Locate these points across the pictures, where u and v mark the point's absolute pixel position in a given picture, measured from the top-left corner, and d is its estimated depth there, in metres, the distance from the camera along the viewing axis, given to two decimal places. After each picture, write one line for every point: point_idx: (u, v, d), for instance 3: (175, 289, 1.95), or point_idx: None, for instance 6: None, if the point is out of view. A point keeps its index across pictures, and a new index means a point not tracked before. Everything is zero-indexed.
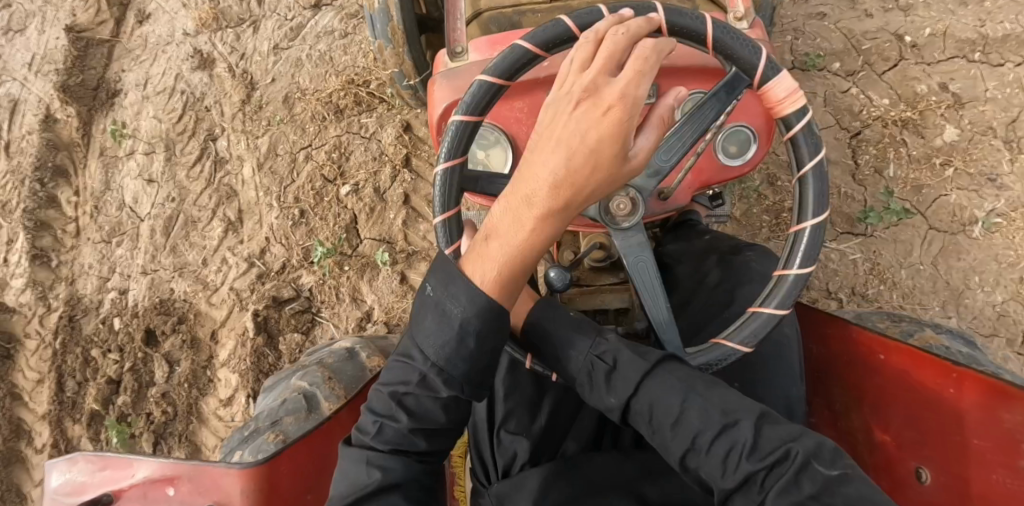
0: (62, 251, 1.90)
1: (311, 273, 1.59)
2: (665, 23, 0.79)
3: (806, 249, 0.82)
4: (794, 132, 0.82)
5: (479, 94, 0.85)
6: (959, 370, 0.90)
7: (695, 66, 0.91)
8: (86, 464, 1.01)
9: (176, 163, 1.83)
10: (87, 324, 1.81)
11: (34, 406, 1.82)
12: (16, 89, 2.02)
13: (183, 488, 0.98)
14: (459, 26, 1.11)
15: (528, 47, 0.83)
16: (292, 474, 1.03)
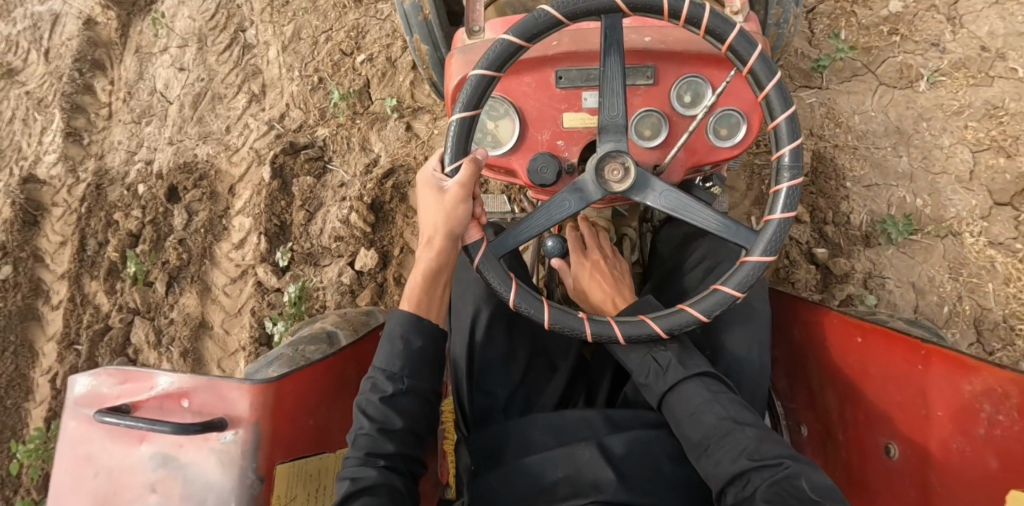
0: (94, 132, 2.07)
1: (326, 127, 1.76)
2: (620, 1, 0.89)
3: (786, 199, 0.92)
4: (765, 90, 0.90)
5: (472, 90, 0.94)
6: (928, 348, 0.99)
7: (686, 53, 1.04)
8: (107, 377, 1.03)
9: (206, 51, 2.00)
10: (112, 191, 1.95)
11: (54, 267, 1.93)
12: (58, 6, 2.27)
13: (197, 401, 1.02)
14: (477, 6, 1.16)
15: (510, 39, 0.91)
16: (296, 397, 1.09)
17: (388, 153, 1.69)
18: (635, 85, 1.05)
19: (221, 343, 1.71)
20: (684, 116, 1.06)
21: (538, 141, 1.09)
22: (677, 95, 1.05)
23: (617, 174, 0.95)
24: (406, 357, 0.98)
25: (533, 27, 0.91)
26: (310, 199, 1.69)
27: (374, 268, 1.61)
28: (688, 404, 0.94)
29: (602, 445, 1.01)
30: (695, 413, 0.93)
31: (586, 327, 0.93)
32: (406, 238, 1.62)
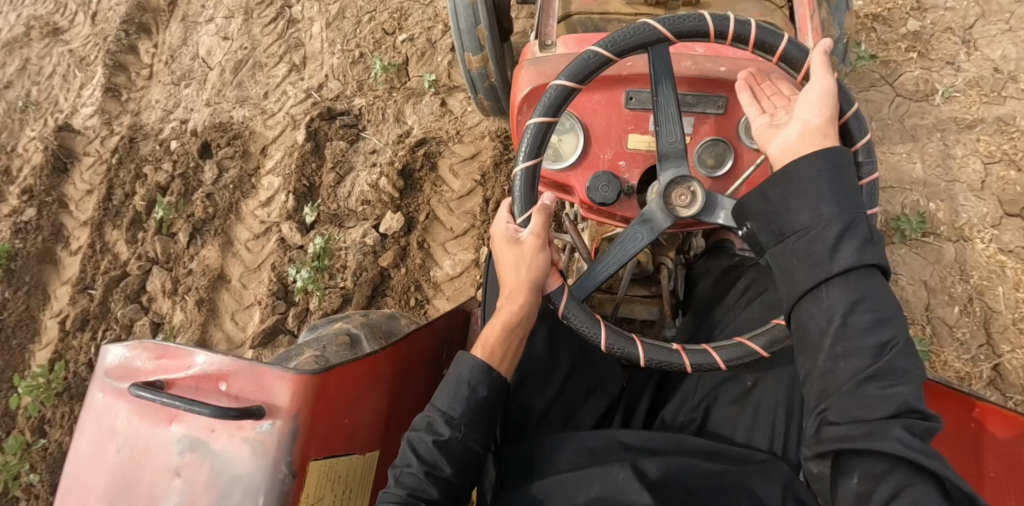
0: (132, 90, 2.15)
1: (363, 97, 1.80)
2: (669, 32, 0.91)
3: (867, 199, 0.88)
4: (843, 119, 0.90)
5: (533, 138, 0.96)
6: (983, 406, 0.93)
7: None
8: (145, 351, 0.99)
9: (252, 24, 2.11)
10: (145, 145, 2.02)
11: (78, 213, 2.00)
12: None
13: (235, 386, 0.96)
14: (550, 23, 1.24)
15: (563, 85, 0.93)
16: (338, 390, 1.01)
17: (422, 126, 1.73)
18: (705, 113, 1.05)
19: (236, 297, 1.72)
20: (751, 149, 1.05)
21: (600, 161, 1.10)
22: (746, 127, 1.04)
23: (685, 198, 0.94)
24: (468, 405, 0.95)
25: (591, 65, 0.93)
26: (341, 161, 1.71)
27: (398, 231, 1.63)
28: (806, 194, 0.74)
29: (637, 466, 0.94)
30: (799, 226, 0.74)
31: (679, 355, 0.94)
32: (432, 205, 1.65)
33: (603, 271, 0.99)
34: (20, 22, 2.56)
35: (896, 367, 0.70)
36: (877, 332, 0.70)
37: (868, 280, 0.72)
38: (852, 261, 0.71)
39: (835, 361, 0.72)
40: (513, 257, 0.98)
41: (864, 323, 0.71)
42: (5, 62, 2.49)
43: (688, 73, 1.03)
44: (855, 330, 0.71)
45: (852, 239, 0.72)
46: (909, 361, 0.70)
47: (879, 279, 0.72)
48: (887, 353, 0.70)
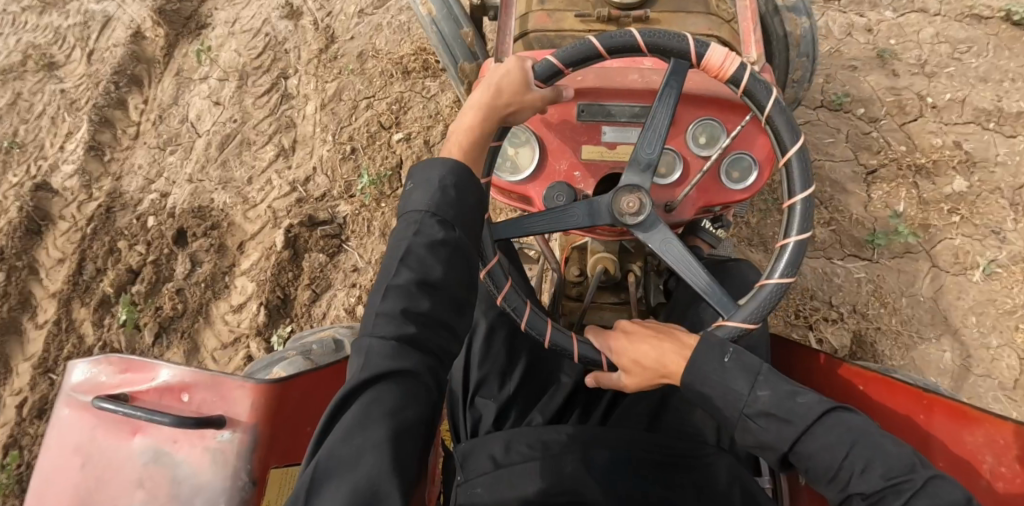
0: (116, 149, 2.03)
1: (349, 203, 1.69)
2: (601, 46, 0.98)
3: (800, 222, 0.96)
4: (788, 155, 0.97)
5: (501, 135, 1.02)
6: (930, 397, 0.96)
7: (703, 97, 1.11)
8: (108, 366, 1.02)
9: (245, 92, 1.98)
10: (122, 217, 1.91)
11: (48, 283, 1.89)
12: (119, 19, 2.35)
13: (197, 397, 1.01)
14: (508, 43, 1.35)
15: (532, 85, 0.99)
16: (299, 400, 1.06)
17: None
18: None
19: None
20: (699, 156, 1.14)
21: (557, 172, 1.15)
22: (693, 137, 1.13)
23: (634, 206, 1.00)
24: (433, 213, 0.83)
25: (548, 76, 1.00)
26: (318, 277, 1.61)
27: None
28: (732, 387, 0.84)
29: (585, 462, 1.02)
30: (736, 419, 0.84)
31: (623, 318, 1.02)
32: None
33: (534, 226, 1.05)
34: (15, 49, 2.44)
35: (880, 485, 0.75)
36: (857, 478, 0.77)
37: (819, 430, 0.79)
38: (790, 438, 0.80)
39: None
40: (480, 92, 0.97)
41: (831, 474, 0.78)
42: None
43: (635, 86, 1.11)
44: (822, 471, 0.79)
45: (771, 417, 0.81)
46: (907, 479, 0.74)
47: (834, 418, 0.80)
48: (873, 491, 0.75)
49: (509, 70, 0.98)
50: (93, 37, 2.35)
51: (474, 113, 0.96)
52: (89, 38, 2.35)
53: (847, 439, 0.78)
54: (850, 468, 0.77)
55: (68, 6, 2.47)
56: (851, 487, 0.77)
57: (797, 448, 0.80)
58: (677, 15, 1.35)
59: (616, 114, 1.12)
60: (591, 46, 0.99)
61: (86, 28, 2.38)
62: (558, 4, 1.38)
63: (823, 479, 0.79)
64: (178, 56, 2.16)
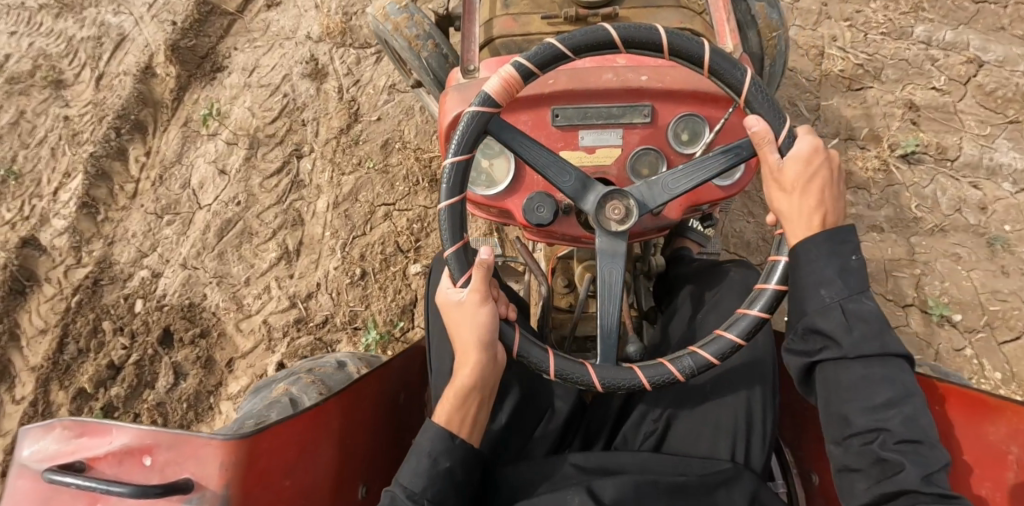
0: (111, 207, 1.85)
1: (350, 342, 1.53)
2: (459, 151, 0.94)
3: (761, 107, 0.93)
4: (746, 95, 0.94)
5: (451, 217, 0.95)
6: (946, 387, 0.93)
7: (682, 92, 1.04)
8: (61, 431, 0.89)
9: (252, 167, 1.75)
10: (110, 293, 1.76)
11: (29, 354, 1.76)
12: (135, 42, 2.16)
13: (161, 459, 0.88)
14: (471, 48, 1.23)
15: (450, 206, 0.94)
16: (275, 450, 0.94)
17: None
18: (632, 124, 1.05)
19: None
20: (682, 155, 1.07)
21: (535, 182, 1.11)
22: (675, 133, 1.06)
23: (620, 213, 0.97)
24: (431, 477, 0.91)
25: (514, 78, 0.94)
26: None
27: None
28: (820, 279, 0.85)
29: (591, 490, 0.93)
30: (811, 316, 0.85)
31: (677, 368, 0.92)
32: None
33: (611, 318, 0.99)
34: (24, 55, 2.26)
35: (888, 436, 0.80)
36: (890, 416, 0.80)
37: (878, 365, 0.82)
38: (864, 350, 0.82)
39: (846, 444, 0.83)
40: (464, 322, 0.96)
41: (874, 404, 0.81)
42: None
43: (611, 86, 1.03)
44: (857, 417, 0.82)
45: (853, 324, 0.83)
46: (917, 445, 0.79)
47: (899, 366, 0.83)
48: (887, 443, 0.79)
49: (450, 320, 0.98)
50: (105, 59, 2.16)
51: (468, 361, 0.96)
52: (103, 58, 2.16)
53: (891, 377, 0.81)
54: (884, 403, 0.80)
55: (84, 15, 2.27)
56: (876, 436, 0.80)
57: (841, 371, 0.83)
58: (646, 10, 1.31)
59: (592, 115, 1.04)
60: (449, 208, 0.94)
61: (100, 47, 2.18)
62: (524, 8, 1.36)
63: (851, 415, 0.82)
64: (188, 102, 1.95)
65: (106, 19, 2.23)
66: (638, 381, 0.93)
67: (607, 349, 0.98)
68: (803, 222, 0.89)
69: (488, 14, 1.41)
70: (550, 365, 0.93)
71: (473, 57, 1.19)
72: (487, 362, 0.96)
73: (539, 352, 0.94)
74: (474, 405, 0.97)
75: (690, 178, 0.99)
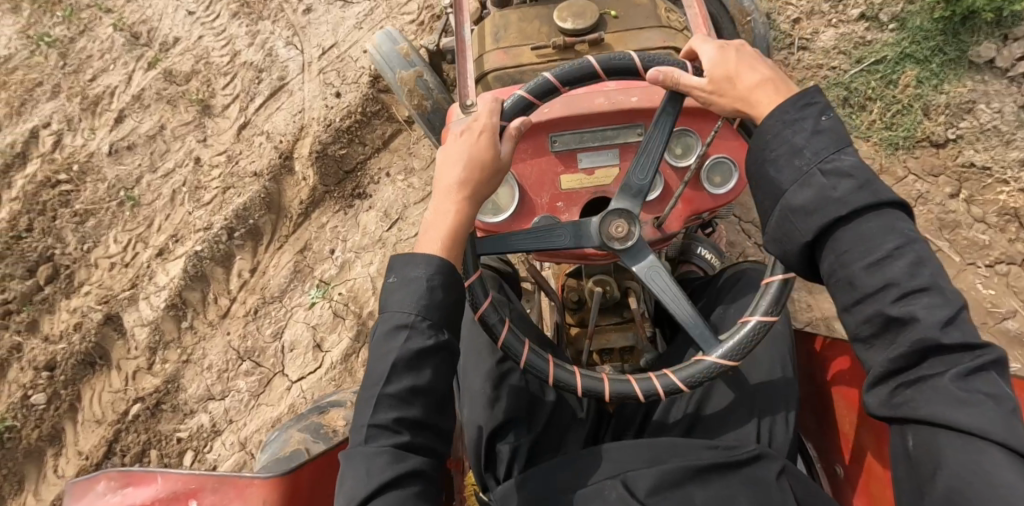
0: (199, 316, 1.65)
1: None
2: (557, 77, 1.03)
3: None
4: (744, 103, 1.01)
5: (514, 105, 1.03)
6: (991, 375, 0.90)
7: (671, 113, 1.16)
8: (107, 483, 0.99)
9: (349, 369, 1.51)
10: (168, 421, 1.60)
11: (81, 435, 1.68)
12: (292, 97, 1.86)
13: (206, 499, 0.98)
14: (467, 83, 1.27)
15: (511, 103, 1.03)
16: (311, 480, 1.05)
17: None
18: (628, 142, 1.17)
19: None
20: (676, 168, 1.16)
21: (540, 206, 1.17)
22: (668, 149, 1.16)
23: (623, 230, 1.02)
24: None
25: (541, 87, 1.03)
26: None
27: None
28: (795, 148, 0.78)
29: (625, 481, 0.88)
30: (790, 191, 0.78)
31: (678, 380, 1.00)
32: None
33: (523, 241, 1.05)
34: (190, 54, 2.07)
35: (890, 293, 0.71)
36: (895, 262, 0.71)
37: (870, 220, 0.73)
38: (855, 205, 0.73)
39: (852, 311, 0.74)
40: (461, 147, 0.97)
41: (874, 259, 0.72)
42: (148, 104, 2.03)
43: (603, 110, 1.15)
44: (862, 280, 0.72)
45: (841, 183, 0.75)
46: (927, 294, 0.69)
47: (897, 216, 0.74)
48: (891, 298, 0.70)
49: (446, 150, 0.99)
50: (257, 103, 1.89)
51: (451, 205, 0.93)
52: (256, 100, 1.90)
53: (908, 236, 0.72)
54: (887, 254, 0.72)
55: (259, 32, 2.02)
56: (877, 294, 0.71)
57: (834, 237, 0.75)
58: (632, 33, 1.43)
59: (586, 138, 1.17)
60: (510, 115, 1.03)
61: (258, 82, 1.93)
62: (512, 40, 1.45)
63: (852, 268, 0.73)
64: (315, 222, 1.64)
65: (276, 49, 1.97)
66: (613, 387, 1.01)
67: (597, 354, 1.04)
68: (772, 89, 0.88)
69: (479, 45, 1.49)
70: (550, 373, 1.02)
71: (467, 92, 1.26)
72: (477, 203, 0.96)
73: (513, 340, 1.02)
74: (464, 245, 0.93)
75: (682, 263, 1.06)
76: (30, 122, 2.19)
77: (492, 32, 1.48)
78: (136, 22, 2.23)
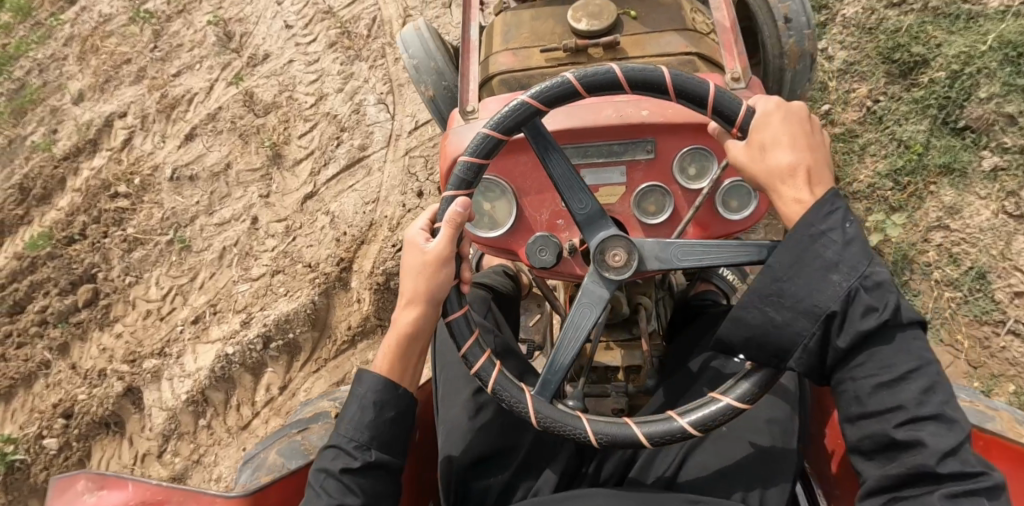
0: (218, 418, 1.50)
1: None
2: (575, 82, 0.77)
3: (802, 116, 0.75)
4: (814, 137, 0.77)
5: (514, 111, 0.79)
6: (989, 439, 0.82)
7: (688, 125, 0.88)
8: (85, 483, 0.87)
9: None
10: None
11: None
12: (367, 176, 1.61)
13: None
14: (474, 90, 1.08)
15: (490, 125, 0.79)
16: None
17: None
18: (635, 160, 0.90)
19: None
20: (687, 191, 0.90)
21: (539, 223, 0.93)
22: (681, 167, 0.89)
23: (620, 261, 0.78)
24: (375, 427, 0.82)
25: (554, 94, 0.78)
26: None
27: None
28: (834, 265, 0.67)
29: None
30: (837, 317, 0.66)
31: (642, 431, 0.75)
32: None
33: (563, 358, 0.80)
34: (277, 83, 1.86)
35: (897, 415, 0.65)
36: (908, 387, 0.65)
37: (890, 341, 0.67)
38: (886, 321, 0.65)
39: (853, 423, 0.69)
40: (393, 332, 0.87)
41: (890, 380, 0.65)
42: (221, 130, 1.84)
43: (615, 124, 0.88)
44: (869, 398, 0.67)
45: (868, 313, 0.66)
46: (937, 421, 0.64)
47: (917, 335, 0.67)
48: (897, 423, 0.65)
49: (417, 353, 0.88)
50: (329, 173, 1.65)
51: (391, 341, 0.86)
52: (329, 167, 1.66)
53: (928, 358, 0.66)
54: (901, 380, 0.65)
55: (352, 77, 1.78)
56: (882, 415, 0.66)
57: (852, 358, 0.68)
58: (651, 35, 1.12)
59: (591, 152, 0.90)
60: (451, 200, 0.81)
61: (336, 142, 1.68)
62: (523, 41, 1.18)
63: (860, 395, 0.67)
64: (360, 354, 1.46)
65: (365, 105, 1.72)
66: (523, 409, 0.78)
67: (542, 387, 0.80)
68: (799, 185, 0.72)
69: (489, 49, 1.24)
70: (491, 377, 0.79)
71: (472, 100, 1.05)
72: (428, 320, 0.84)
73: (462, 324, 0.81)
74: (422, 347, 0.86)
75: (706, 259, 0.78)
76: (108, 104, 2.12)
77: (502, 31, 1.22)
78: (232, 21, 2.05)
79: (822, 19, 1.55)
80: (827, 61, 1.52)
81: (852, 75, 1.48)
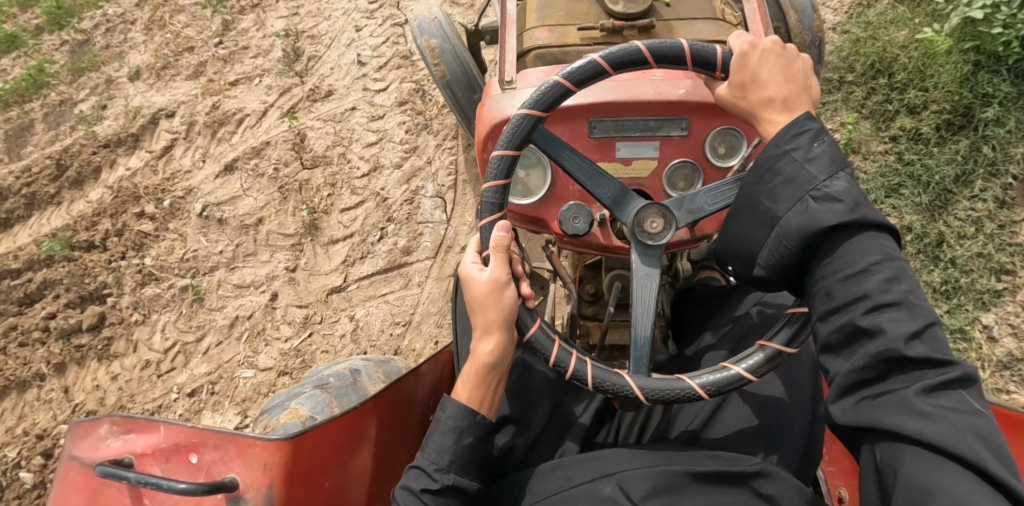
0: None
1: None
2: (569, 81, 0.76)
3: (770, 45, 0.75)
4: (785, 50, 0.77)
5: (519, 125, 0.78)
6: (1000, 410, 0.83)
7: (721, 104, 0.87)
8: (108, 424, 0.80)
9: None
10: None
11: None
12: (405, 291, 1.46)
13: (207, 459, 0.79)
14: (506, 59, 1.01)
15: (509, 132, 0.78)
16: (315, 456, 0.82)
17: None
18: (669, 136, 0.88)
19: None
20: (718, 170, 0.90)
21: (570, 194, 0.91)
22: (711, 146, 0.88)
23: (658, 228, 0.79)
24: (456, 451, 0.76)
25: (586, 72, 0.76)
26: None
27: None
28: (798, 177, 0.66)
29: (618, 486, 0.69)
30: (789, 223, 0.66)
31: (697, 383, 0.73)
32: None
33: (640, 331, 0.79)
34: (332, 132, 1.64)
35: (861, 303, 0.60)
36: (874, 277, 0.61)
37: (852, 239, 0.63)
38: (841, 220, 0.62)
39: (821, 325, 0.64)
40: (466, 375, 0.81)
41: (851, 272, 0.61)
42: (262, 172, 1.65)
43: (652, 100, 0.86)
44: (836, 290, 0.62)
45: (830, 211, 0.63)
46: (897, 307, 0.59)
47: (881, 234, 0.63)
48: (861, 310, 0.60)
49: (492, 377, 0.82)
50: (364, 270, 1.48)
51: (467, 375, 0.81)
52: (365, 262, 1.49)
53: (892, 252, 0.62)
54: (870, 280, 0.61)
55: (416, 153, 1.58)
56: (848, 306, 0.61)
57: (818, 268, 0.64)
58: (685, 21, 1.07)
59: (628, 127, 0.87)
60: (491, 226, 0.78)
61: (379, 232, 1.51)
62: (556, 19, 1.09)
63: (827, 288, 0.63)
64: None
65: (422, 194, 1.54)
66: (630, 392, 0.74)
67: (636, 363, 0.78)
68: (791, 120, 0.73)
69: (520, 26, 1.14)
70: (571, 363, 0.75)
71: (507, 69, 0.98)
72: (503, 341, 0.79)
73: (542, 337, 0.77)
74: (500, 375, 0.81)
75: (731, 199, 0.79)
76: (158, 96, 1.93)
77: (535, 8, 1.12)
78: (303, 39, 1.85)
79: (999, 286, 1.30)
80: (990, 345, 1.28)
81: (1013, 373, 1.26)
